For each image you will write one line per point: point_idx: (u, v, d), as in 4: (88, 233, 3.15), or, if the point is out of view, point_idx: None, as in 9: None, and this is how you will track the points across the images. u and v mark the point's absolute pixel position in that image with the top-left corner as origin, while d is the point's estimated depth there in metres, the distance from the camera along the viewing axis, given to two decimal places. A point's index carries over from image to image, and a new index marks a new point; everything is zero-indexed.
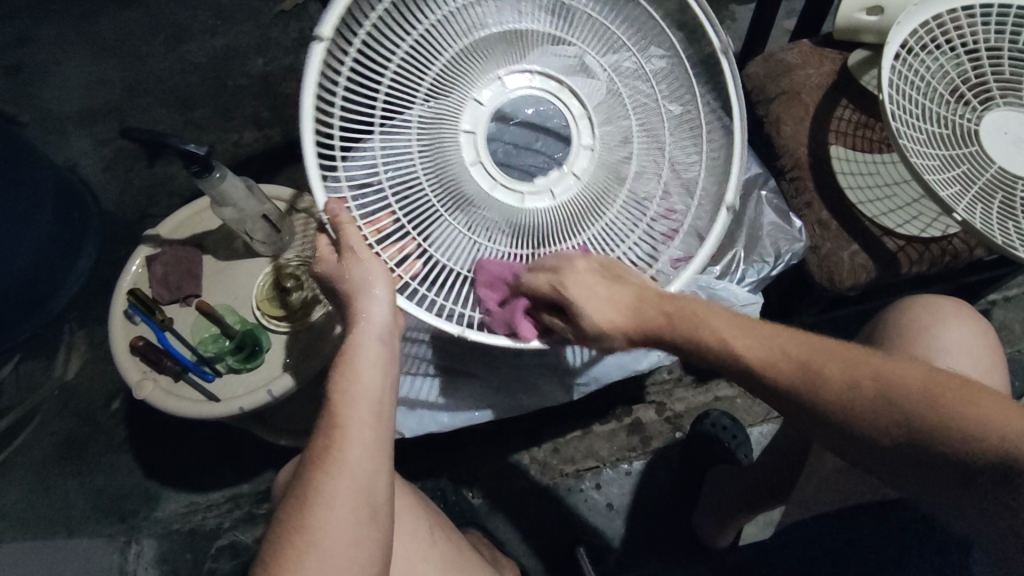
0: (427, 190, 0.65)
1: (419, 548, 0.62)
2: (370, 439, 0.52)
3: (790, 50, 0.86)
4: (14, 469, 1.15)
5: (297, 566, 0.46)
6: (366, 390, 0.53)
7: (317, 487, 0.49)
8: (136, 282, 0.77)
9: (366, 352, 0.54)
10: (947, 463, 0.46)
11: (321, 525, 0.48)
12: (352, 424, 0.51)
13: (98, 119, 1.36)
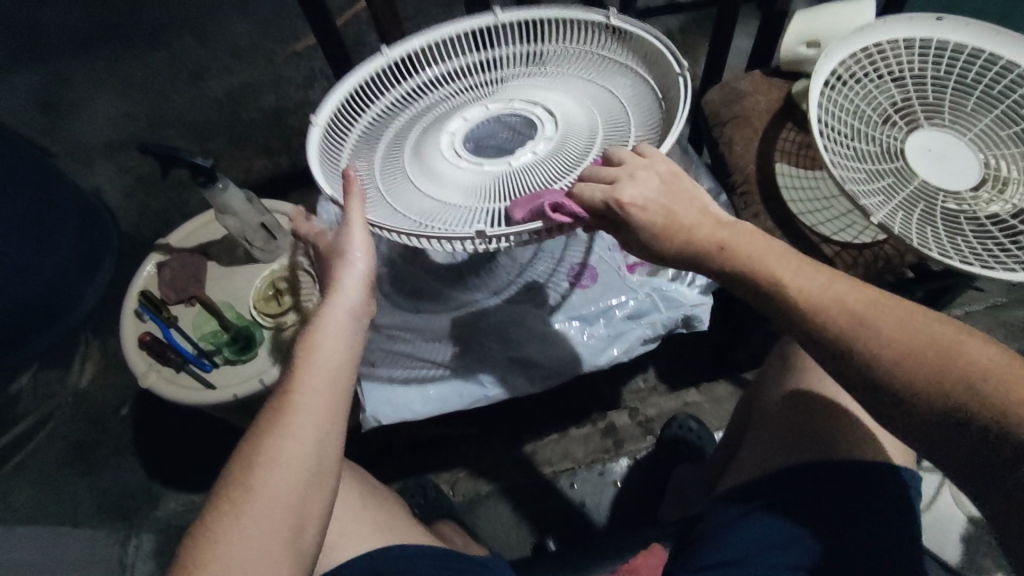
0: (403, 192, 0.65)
1: (357, 513, 0.69)
2: (320, 413, 0.54)
3: (743, 79, 0.95)
4: (27, 469, 1.23)
5: (235, 521, 0.50)
6: (322, 364, 0.55)
7: (261, 451, 0.52)
8: (148, 283, 0.86)
9: (330, 324, 0.56)
10: (944, 405, 0.48)
11: (260, 487, 0.51)
12: (305, 395, 0.54)
13: (122, 148, 1.52)
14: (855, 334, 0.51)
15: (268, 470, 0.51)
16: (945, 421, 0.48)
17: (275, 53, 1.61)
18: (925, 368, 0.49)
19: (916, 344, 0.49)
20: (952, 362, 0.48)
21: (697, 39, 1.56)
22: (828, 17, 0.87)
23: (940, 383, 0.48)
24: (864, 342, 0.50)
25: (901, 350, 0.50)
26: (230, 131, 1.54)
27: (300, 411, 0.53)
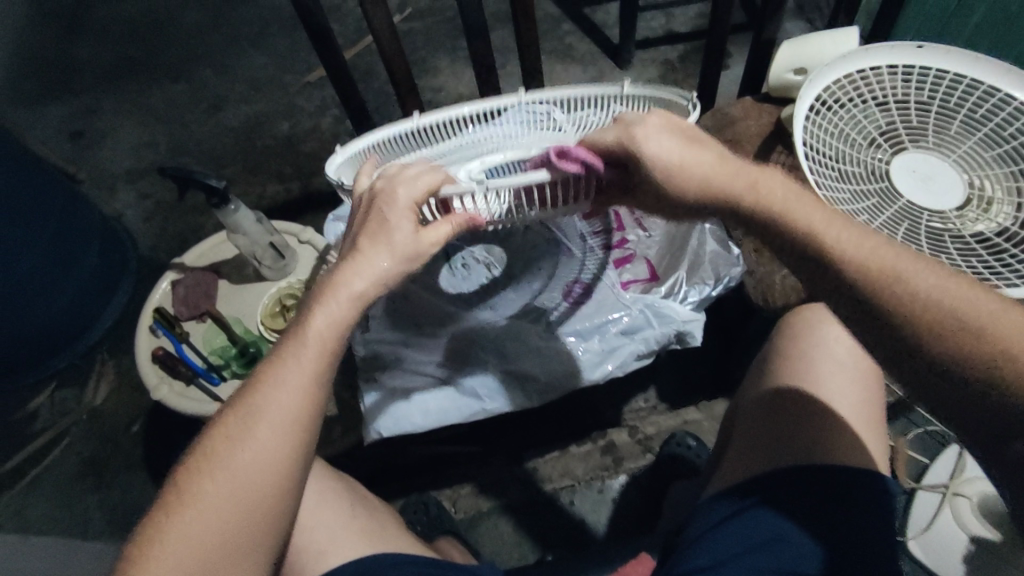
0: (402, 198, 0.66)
1: (341, 517, 0.71)
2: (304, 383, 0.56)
3: (734, 105, 0.99)
4: (41, 484, 1.25)
5: (212, 468, 0.53)
6: (319, 338, 0.56)
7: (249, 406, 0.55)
8: (162, 300, 0.90)
9: (334, 301, 0.57)
10: (974, 370, 0.48)
11: (240, 441, 0.54)
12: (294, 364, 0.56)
13: (143, 176, 1.58)
14: (881, 290, 0.50)
15: (244, 439, 0.54)
16: (959, 382, 0.49)
17: (291, 84, 1.69)
18: (948, 327, 0.48)
19: (946, 303, 0.48)
20: (955, 322, 0.48)
21: (696, 68, 1.60)
22: (814, 46, 0.91)
23: (967, 344, 0.48)
24: (891, 300, 0.50)
25: (924, 307, 0.49)
26: (245, 158, 1.59)
27: (278, 390, 0.55)
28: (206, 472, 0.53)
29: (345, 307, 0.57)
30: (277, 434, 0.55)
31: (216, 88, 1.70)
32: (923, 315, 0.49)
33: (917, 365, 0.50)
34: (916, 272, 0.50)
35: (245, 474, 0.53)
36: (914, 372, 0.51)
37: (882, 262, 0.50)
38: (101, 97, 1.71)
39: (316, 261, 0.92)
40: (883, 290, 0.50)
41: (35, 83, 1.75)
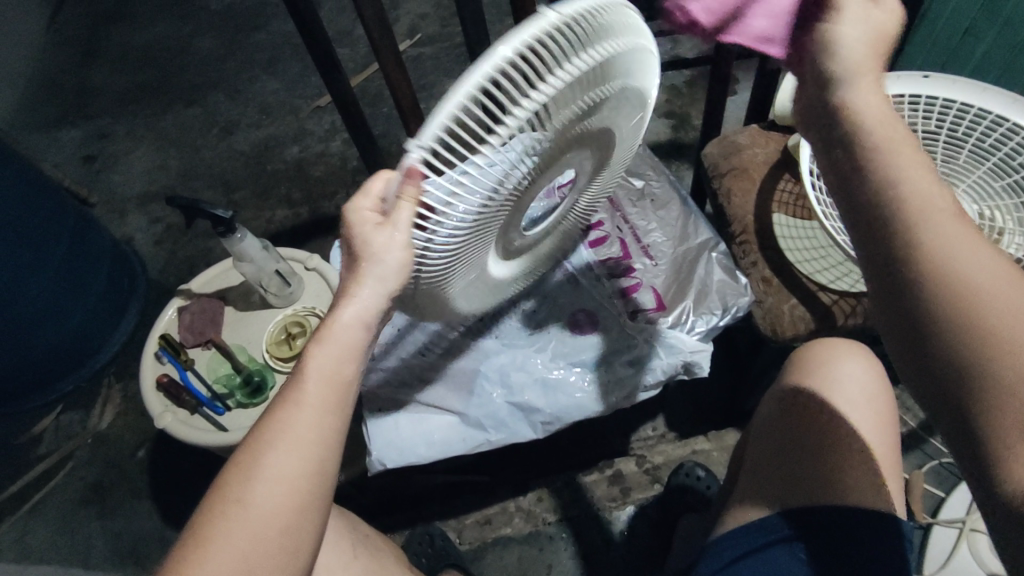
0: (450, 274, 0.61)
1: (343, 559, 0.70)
2: (315, 425, 0.53)
3: (741, 133, 0.99)
4: (44, 511, 1.25)
5: (223, 524, 0.50)
6: (326, 375, 0.54)
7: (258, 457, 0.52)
8: (167, 327, 0.90)
9: (341, 337, 0.55)
10: (959, 355, 0.38)
11: (252, 495, 0.51)
12: (304, 406, 0.53)
13: (154, 200, 1.60)
14: (922, 228, 0.39)
15: (262, 475, 0.51)
16: (936, 361, 0.39)
17: (300, 109, 1.71)
18: (965, 308, 0.38)
19: (979, 282, 0.38)
20: (989, 305, 0.37)
21: (703, 93, 1.61)
22: None
23: (969, 337, 0.38)
24: (917, 239, 0.39)
25: (957, 266, 0.38)
26: (255, 182, 1.61)
27: (298, 421, 0.53)
28: (222, 519, 0.51)
29: (356, 328, 0.55)
30: (302, 462, 0.52)
31: (228, 113, 1.73)
32: (964, 284, 0.38)
33: (929, 336, 0.39)
34: (972, 243, 0.39)
35: (270, 510, 0.51)
36: (899, 325, 0.40)
37: (933, 209, 0.39)
38: (115, 122, 1.74)
39: (322, 288, 0.92)
40: (918, 219, 0.39)
41: (51, 108, 1.78)
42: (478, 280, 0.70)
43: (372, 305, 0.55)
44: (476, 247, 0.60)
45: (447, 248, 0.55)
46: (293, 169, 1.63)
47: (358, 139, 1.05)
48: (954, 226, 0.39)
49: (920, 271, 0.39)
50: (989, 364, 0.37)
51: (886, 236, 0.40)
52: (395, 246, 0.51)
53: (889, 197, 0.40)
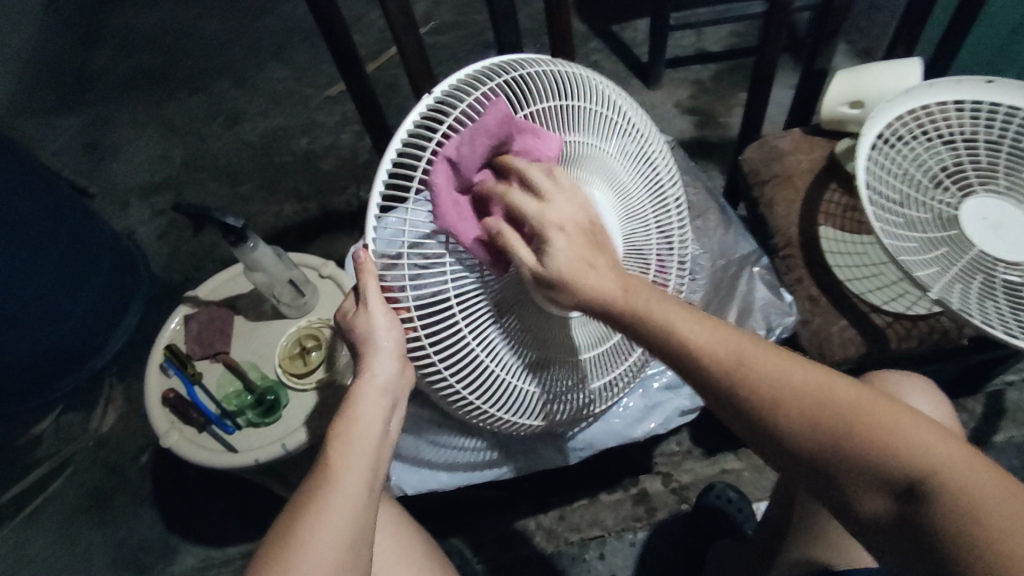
0: (482, 355, 0.63)
1: None
2: (359, 483, 0.54)
3: (782, 138, 0.93)
4: (46, 516, 1.21)
5: None
6: (364, 435, 0.56)
7: (301, 525, 0.51)
8: (173, 338, 0.85)
9: (367, 399, 0.57)
10: (836, 464, 0.46)
11: (298, 564, 0.49)
12: (345, 466, 0.54)
13: (158, 192, 1.54)
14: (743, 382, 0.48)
15: (313, 539, 0.50)
16: (819, 473, 0.47)
17: (310, 99, 1.64)
18: (811, 426, 0.46)
19: (805, 406, 0.47)
20: (836, 415, 0.46)
21: (730, 89, 1.54)
22: (875, 76, 0.83)
23: (838, 449, 0.46)
24: (757, 394, 0.48)
25: (782, 404, 0.47)
26: (262, 175, 1.55)
27: (340, 485, 0.53)
28: None
29: (382, 396, 0.58)
30: (348, 524, 0.52)
31: (234, 102, 1.66)
32: (761, 384, 0.48)
33: (761, 437, 0.49)
34: (781, 366, 0.48)
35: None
36: (796, 467, 0.48)
37: (738, 357, 0.49)
38: (116, 109, 1.68)
39: (339, 297, 0.87)
40: (726, 376, 0.49)
41: (50, 94, 1.72)
42: (538, 365, 0.67)
43: (390, 374, 0.58)
44: (492, 322, 0.62)
45: (439, 315, 0.59)
46: (302, 162, 1.56)
47: (376, 137, 0.99)
48: (725, 344, 0.50)
49: (759, 409, 0.48)
50: (852, 464, 0.45)
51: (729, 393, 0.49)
52: (378, 313, 0.57)
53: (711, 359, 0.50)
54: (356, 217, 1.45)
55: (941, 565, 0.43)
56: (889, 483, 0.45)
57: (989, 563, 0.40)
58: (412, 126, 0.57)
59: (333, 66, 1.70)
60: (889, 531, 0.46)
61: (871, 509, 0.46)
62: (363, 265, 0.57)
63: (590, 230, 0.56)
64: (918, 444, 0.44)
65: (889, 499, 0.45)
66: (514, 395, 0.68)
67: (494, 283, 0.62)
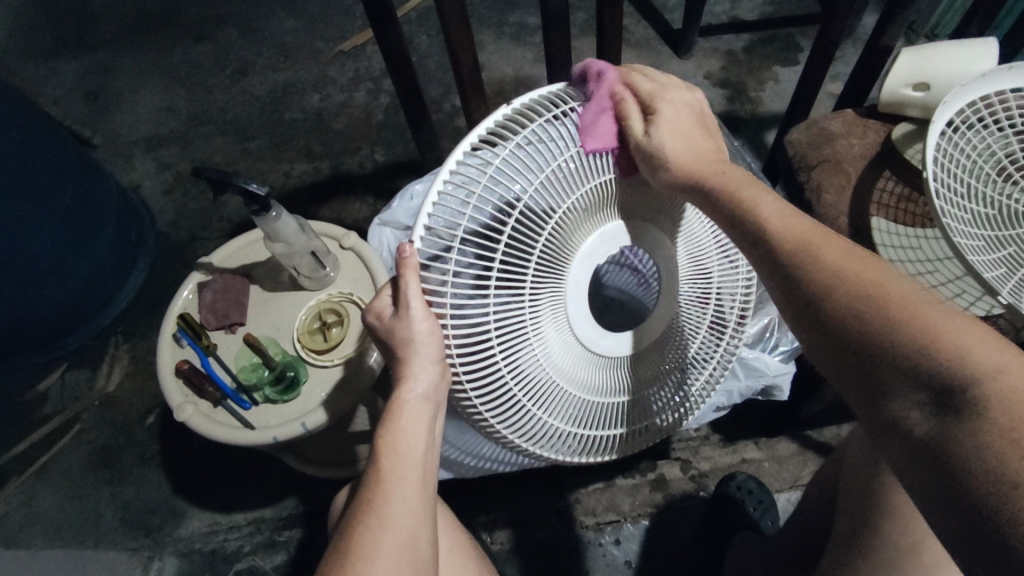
0: (512, 386, 0.61)
1: None
2: (412, 492, 0.56)
3: (834, 119, 0.87)
4: (44, 476, 1.16)
5: None
6: (410, 446, 0.58)
7: (361, 541, 0.53)
8: (186, 307, 0.82)
9: (411, 410, 0.58)
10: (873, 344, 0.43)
11: None
12: (394, 478, 0.56)
13: (163, 144, 1.48)
14: (802, 253, 0.49)
15: (375, 554, 0.52)
16: (850, 352, 0.45)
17: (322, 53, 1.57)
18: (864, 304, 0.44)
19: (855, 273, 0.46)
20: (899, 301, 0.43)
21: (764, 61, 1.47)
22: (944, 56, 0.77)
23: (878, 332, 0.43)
24: (814, 269, 0.48)
25: (835, 274, 0.47)
26: (272, 132, 1.48)
27: (395, 498, 0.55)
28: None
29: (425, 405, 0.59)
30: (406, 533, 0.54)
31: (242, 53, 1.58)
32: (816, 267, 0.48)
33: (813, 323, 0.48)
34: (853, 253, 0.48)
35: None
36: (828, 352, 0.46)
37: (798, 236, 0.51)
38: (118, 55, 1.60)
39: (361, 271, 0.84)
40: (780, 239, 0.51)
41: (47, 36, 1.63)
42: (571, 398, 0.66)
43: (431, 383, 0.58)
44: (528, 350, 0.61)
45: (474, 322, 0.58)
46: (313, 119, 1.49)
47: (404, 102, 0.93)
48: (797, 225, 0.51)
49: (808, 272, 0.48)
50: (893, 345, 0.42)
51: (785, 265, 0.50)
52: (421, 320, 0.56)
53: (781, 237, 0.51)
54: (369, 180, 1.38)
55: (949, 475, 0.38)
56: (926, 382, 0.40)
57: (1004, 470, 0.36)
58: (492, 125, 0.60)
59: (346, 20, 1.61)
60: (921, 450, 0.40)
61: (898, 414, 0.41)
62: (406, 260, 0.55)
63: (700, 123, 0.64)
64: (964, 349, 0.40)
65: (925, 402, 0.40)
66: (537, 425, 0.65)
67: (534, 315, 0.60)
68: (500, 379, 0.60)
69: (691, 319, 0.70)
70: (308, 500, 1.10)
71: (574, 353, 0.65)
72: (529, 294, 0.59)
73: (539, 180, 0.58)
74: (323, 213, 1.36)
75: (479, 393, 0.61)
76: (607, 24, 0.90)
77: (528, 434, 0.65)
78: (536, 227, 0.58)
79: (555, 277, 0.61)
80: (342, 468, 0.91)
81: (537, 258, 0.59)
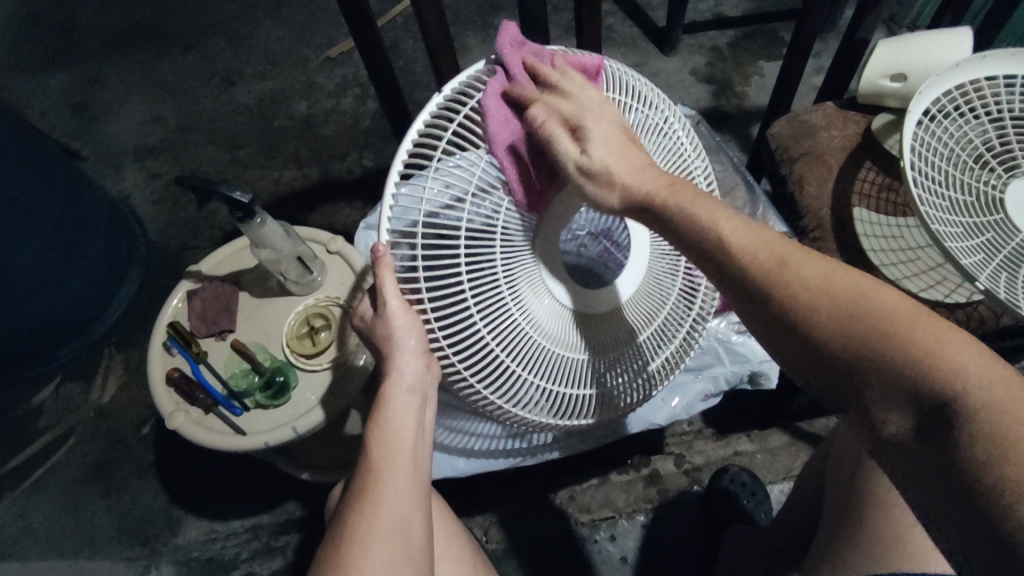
0: (499, 352, 0.62)
1: None
2: (403, 478, 0.57)
3: (814, 112, 0.88)
4: (41, 489, 1.16)
5: None
6: (399, 435, 0.59)
7: (356, 527, 0.54)
8: (176, 315, 0.82)
9: (398, 401, 0.59)
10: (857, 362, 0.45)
11: (358, 564, 0.52)
12: (385, 466, 0.57)
13: (152, 155, 1.48)
14: (776, 276, 0.48)
15: (371, 538, 0.53)
16: (837, 371, 0.46)
17: (309, 60, 1.57)
18: (837, 319, 0.46)
19: (832, 288, 0.47)
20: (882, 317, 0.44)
21: (749, 57, 1.48)
22: (919, 47, 0.78)
23: (858, 348, 0.45)
24: (792, 286, 0.48)
25: (807, 294, 0.47)
26: (261, 140, 1.48)
27: (387, 484, 0.56)
28: None
29: (411, 395, 0.60)
30: (400, 517, 0.55)
31: (229, 62, 1.59)
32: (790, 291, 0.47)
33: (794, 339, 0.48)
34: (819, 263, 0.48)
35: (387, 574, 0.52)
36: (820, 368, 0.47)
37: (774, 254, 0.49)
38: (105, 68, 1.60)
39: (347, 274, 0.84)
40: (751, 262, 0.49)
41: (34, 51, 1.63)
42: (561, 365, 0.67)
43: (416, 374, 0.60)
44: (509, 319, 0.62)
45: (453, 299, 0.59)
46: (302, 126, 1.50)
47: (388, 107, 0.94)
48: (768, 244, 0.50)
49: (780, 291, 0.48)
50: (880, 364, 0.44)
51: (756, 287, 0.49)
52: (399, 315, 0.58)
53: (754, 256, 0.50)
54: (359, 184, 1.38)
55: (951, 480, 0.41)
56: (921, 396, 0.42)
57: (994, 468, 0.39)
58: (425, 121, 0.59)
59: (333, 26, 1.62)
60: (909, 460, 0.44)
61: (891, 430, 0.44)
62: (380, 259, 0.57)
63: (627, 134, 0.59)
64: (956, 364, 0.41)
65: (912, 412, 0.43)
66: (530, 392, 0.66)
67: (509, 278, 0.61)
68: (486, 348, 0.61)
69: (660, 278, 0.71)
70: (304, 505, 1.10)
71: (561, 321, 0.66)
72: (502, 267, 0.60)
73: (488, 158, 0.58)
74: (314, 218, 1.36)
75: (471, 365, 0.62)
76: (587, 23, 0.90)
77: (519, 398, 0.66)
78: (499, 199, 0.58)
79: (527, 243, 0.61)
80: (337, 471, 0.91)
81: (504, 227, 0.59)
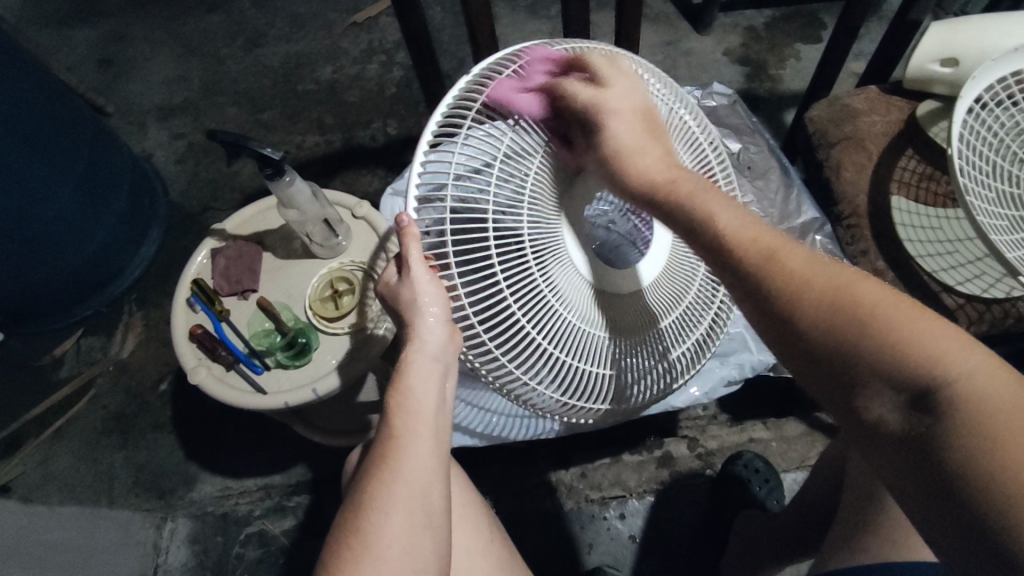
0: (528, 326, 0.62)
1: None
2: (424, 446, 0.56)
3: (856, 96, 0.85)
4: (60, 438, 1.17)
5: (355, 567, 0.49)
6: (421, 404, 0.58)
7: (375, 494, 0.53)
8: (200, 272, 0.82)
9: (418, 368, 0.59)
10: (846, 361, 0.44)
11: (376, 529, 0.51)
12: (407, 432, 0.57)
13: (176, 113, 1.47)
14: (771, 270, 0.49)
15: (391, 505, 0.52)
16: (826, 369, 0.45)
17: (335, 25, 1.55)
18: (832, 314, 0.45)
19: (816, 281, 0.47)
20: (871, 312, 0.44)
21: (786, 39, 1.43)
22: (975, 30, 0.75)
23: (850, 350, 0.44)
24: (778, 279, 0.48)
25: (804, 284, 0.47)
26: (284, 103, 1.47)
27: (407, 449, 0.56)
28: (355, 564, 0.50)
29: (434, 364, 0.60)
30: (420, 485, 0.54)
31: (254, 23, 1.57)
32: (789, 283, 0.47)
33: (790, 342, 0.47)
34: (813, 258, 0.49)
35: (405, 541, 0.51)
36: (811, 369, 0.46)
37: (763, 248, 0.50)
38: (131, 24, 1.59)
39: (372, 239, 0.84)
40: (736, 257, 0.51)
41: (61, 4, 1.62)
42: (588, 342, 0.66)
43: (440, 341, 0.60)
44: (540, 298, 0.62)
45: (483, 274, 0.60)
46: (325, 92, 1.48)
47: (420, 72, 0.92)
48: (766, 237, 0.51)
49: (773, 287, 0.48)
50: (866, 350, 0.43)
51: (756, 285, 0.49)
52: (423, 282, 0.59)
53: (749, 261, 0.50)
54: (381, 152, 1.37)
55: (934, 472, 0.40)
56: (898, 387, 0.42)
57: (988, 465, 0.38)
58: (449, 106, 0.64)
59: None
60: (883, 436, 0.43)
61: (878, 416, 0.43)
62: (406, 231, 0.60)
63: (647, 118, 0.63)
64: (942, 353, 0.41)
65: (894, 399, 0.42)
66: (559, 371, 0.66)
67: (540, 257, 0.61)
68: (515, 322, 0.62)
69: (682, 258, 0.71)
70: (317, 468, 1.12)
71: (584, 296, 0.65)
72: (530, 244, 0.61)
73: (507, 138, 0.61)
74: (334, 184, 1.35)
75: (498, 340, 0.63)
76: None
77: (546, 378, 0.66)
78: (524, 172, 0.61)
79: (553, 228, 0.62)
80: (351, 437, 0.93)
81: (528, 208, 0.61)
